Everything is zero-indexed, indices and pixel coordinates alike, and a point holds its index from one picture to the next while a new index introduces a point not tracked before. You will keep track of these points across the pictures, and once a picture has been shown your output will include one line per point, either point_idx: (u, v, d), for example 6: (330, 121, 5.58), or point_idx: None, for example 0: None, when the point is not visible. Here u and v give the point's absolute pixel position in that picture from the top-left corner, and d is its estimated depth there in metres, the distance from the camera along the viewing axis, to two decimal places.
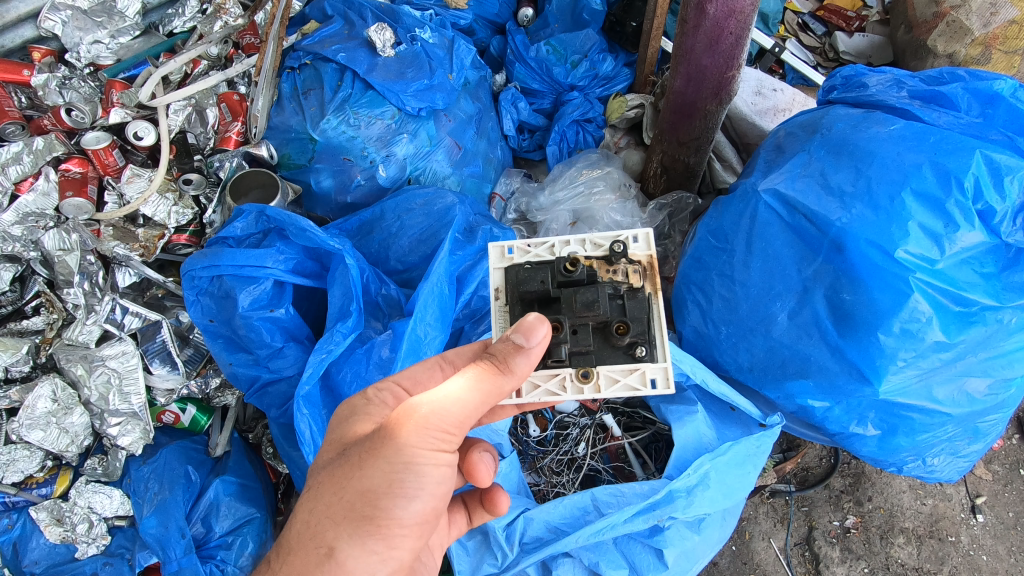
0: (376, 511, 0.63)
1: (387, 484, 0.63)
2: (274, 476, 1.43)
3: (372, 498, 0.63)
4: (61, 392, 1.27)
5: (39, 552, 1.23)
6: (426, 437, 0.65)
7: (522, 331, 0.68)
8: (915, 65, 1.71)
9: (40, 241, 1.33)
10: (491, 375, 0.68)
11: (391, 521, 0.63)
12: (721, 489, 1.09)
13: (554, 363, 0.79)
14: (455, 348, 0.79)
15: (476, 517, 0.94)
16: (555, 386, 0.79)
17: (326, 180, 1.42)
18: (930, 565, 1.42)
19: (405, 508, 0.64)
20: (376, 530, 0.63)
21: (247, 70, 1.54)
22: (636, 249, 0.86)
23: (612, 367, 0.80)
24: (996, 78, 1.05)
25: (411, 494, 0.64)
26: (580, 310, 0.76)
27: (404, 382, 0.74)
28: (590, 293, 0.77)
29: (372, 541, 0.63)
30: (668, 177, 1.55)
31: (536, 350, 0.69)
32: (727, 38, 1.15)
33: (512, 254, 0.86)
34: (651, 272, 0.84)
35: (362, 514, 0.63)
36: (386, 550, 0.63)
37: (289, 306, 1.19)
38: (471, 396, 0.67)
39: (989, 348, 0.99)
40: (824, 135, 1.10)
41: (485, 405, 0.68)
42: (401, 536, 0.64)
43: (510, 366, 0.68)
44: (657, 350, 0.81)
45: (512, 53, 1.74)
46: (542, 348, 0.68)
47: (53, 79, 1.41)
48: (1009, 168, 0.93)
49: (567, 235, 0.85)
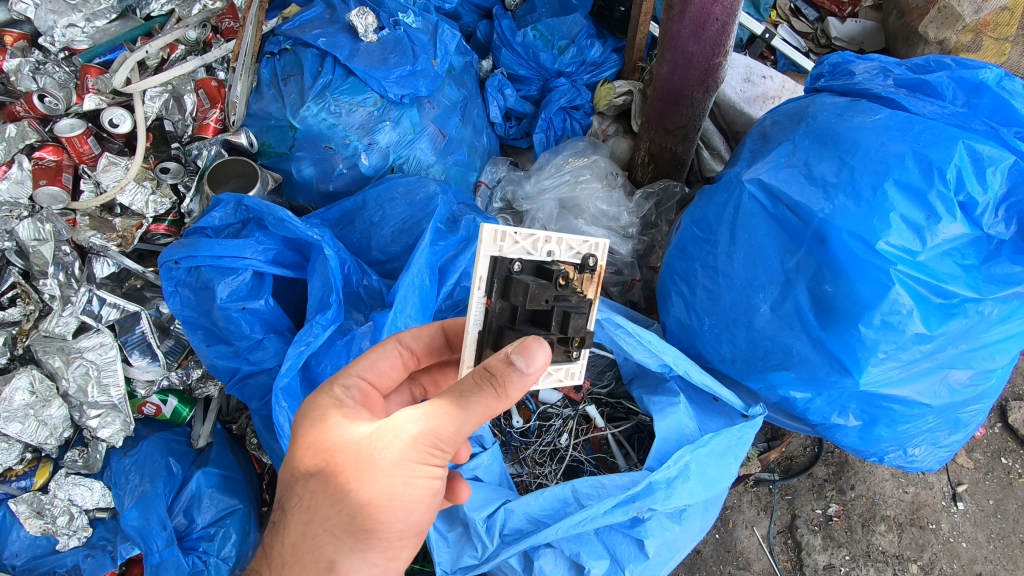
0: (374, 524, 0.62)
1: (386, 498, 0.62)
2: (259, 467, 1.41)
3: (372, 513, 0.62)
4: (38, 384, 1.25)
5: (19, 545, 1.22)
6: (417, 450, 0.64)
7: (522, 354, 0.64)
8: (905, 51, 1.68)
9: (14, 231, 1.28)
10: (486, 398, 0.64)
11: (388, 533, 0.63)
12: (701, 481, 1.09)
13: None
14: (411, 333, 0.87)
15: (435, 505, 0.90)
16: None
17: (308, 169, 1.40)
18: (911, 553, 1.43)
19: (404, 520, 0.64)
20: (376, 543, 0.63)
21: (225, 55, 1.51)
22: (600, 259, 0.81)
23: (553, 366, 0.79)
24: (982, 67, 1.04)
25: (410, 507, 0.64)
26: (569, 334, 0.74)
27: (368, 375, 0.80)
28: (582, 319, 0.74)
29: (372, 553, 0.63)
30: (656, 166, 1.53)
31: (531, 374, 0.65)
32: (713, 24, 1.14)
33: (502, 242, 0.76)
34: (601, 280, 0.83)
35: (362, 527, 0.62)
36: (385, 562, 0.64)
37: (269, 297, 1.17)
38: (467, 417, 0.64)
39: (970, 340, 0.99)
40: (809, 124, 1.08)
41: (479, 425, 0.65)
42: (400, 548, 0.65)
43: (505, 388, 0.64)
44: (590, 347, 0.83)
45: (498, 38, 1.71)
46: (540, 374, 0.65)
47: (26, 64, 1.36)
48: (991, 160, 0.92)
49: (553, 233, 0.77)
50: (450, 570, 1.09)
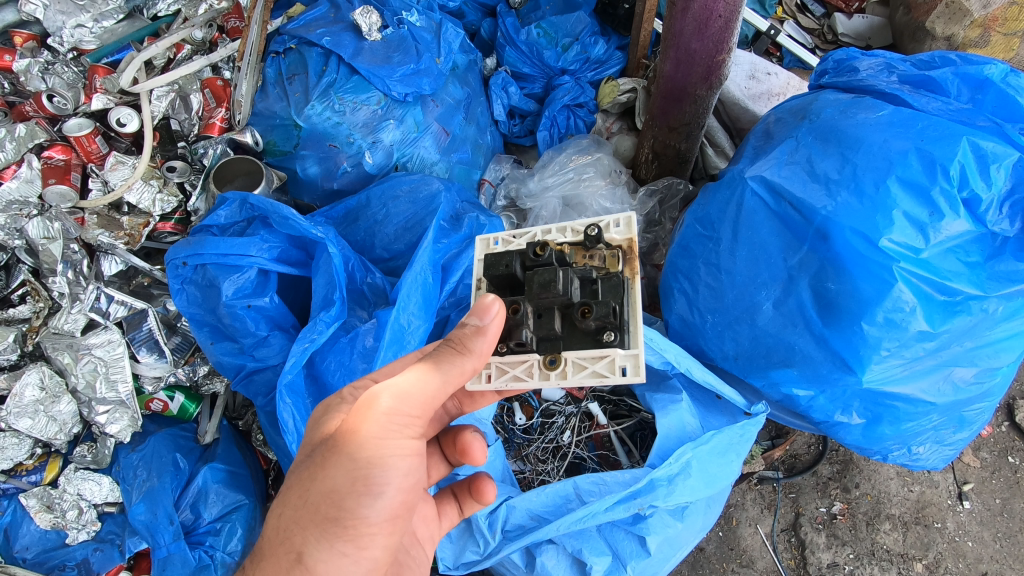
0: (340, 512, 0.64)
1: (350, 483, 0.64)
2: (265, 462, 1.42)
3: (336, 500, 0.64)
4: (48, 380, 1.27)
5: (30, 538, 1.24)
6: (391, 424, 0.66)
7: (477, 311, 0.69)
8: (913, 47, 1.67)
9: (24, 229, 1.32)
10: (449, 360, 0.69)
11: (357, 520, 0.64)
12: (702, 478, 1.09)
13: (518, 346, 0.76)
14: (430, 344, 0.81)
15: (466, 508, 0.94)
16: (523, 372, 0.76)
17: (312, 167, 1.40)
18: (915, 552, 1.42)
19: (372, 507, 0.65)
20: (343, 532, 0.64)
21: (231, 55, 1.51)
22: (615, 234, 0.81)
23: (580, 354, 0.75)
24: (987, 63, 1.03)
25: (377, 492, 0.65)
26: (538, 290, 0.74)
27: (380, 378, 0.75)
28: (548, 272, 0.74)
29: (340, 544, 0.64)
30: (659, 163, 1.52)
31: (492, 330, 0.70)
32: (716, 22, 1.14)
33: (496, 245, 0.85)
34: (631, 256, 0.80)
35: (327, 516, 0.63)
36: (356, 552, 0.65)
37: (274, 294, 1.18)
38: (432, 379, 0.68)
39: (974, 337, 0.98)
40: (812, 121, 1.08)
41: (448, 387, 0.69)
42: (370, 536, 0.65)
43: (469, 346, 0.70)
44: (628, 335, 0.76)
45: (502, 36, 1.72)
46: (497, 325, 0.69)
47: (36, 64, 1.39)
48: (995, 156, 0.92)
49: (548, 223, 0.83)
50: (452, 566, 1.11)
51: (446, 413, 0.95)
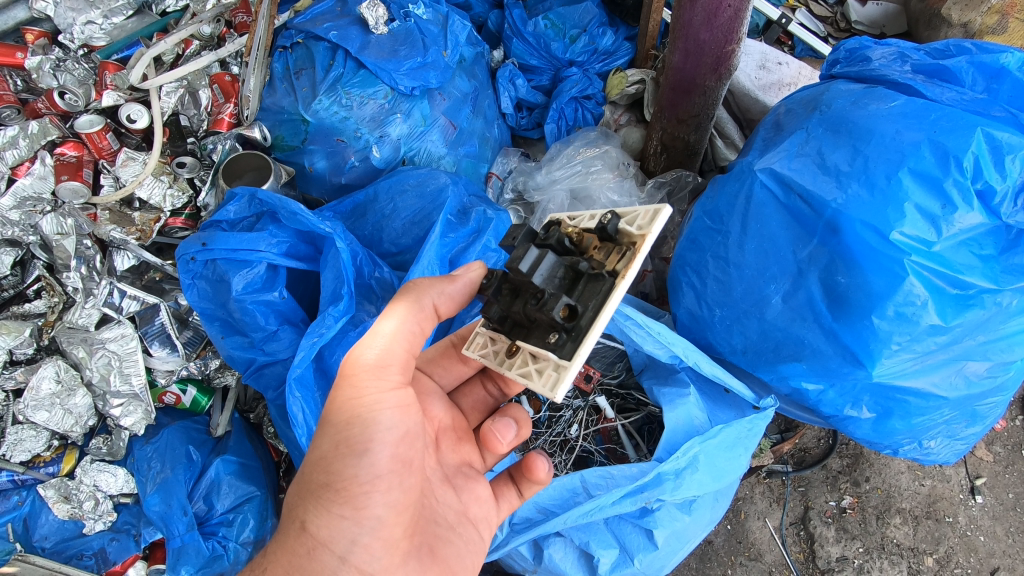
0: (331, 477, 0.70)
1: (336, 449, 0.71)
2: (276, 454, 1.45)
3: (325, 466, 0.71)
4: (64, 373, 1.30)
5: (48, 528, 1.26)
6: (371, 374, 0.74)
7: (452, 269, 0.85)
8: (928, 35, 1.64)
9: (38, 225, 1.35)
10: (414, 301, 0.79)
11: (351, 480, 0.70)
12: (710, 472, 1.09)
13: (493, 324, 0.79)
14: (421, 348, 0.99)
15: (526, 489, 0.93)
16: (497, 349, 0.79)
17: (320, 162, 1.41)
18: (926, 546, 1.41)
19: (359, 467, 0.70)
20: (337, 495, 0.69)
21: (239, 50, 1.53)
22: (630, 229, 0.73)
23: (530, 346, 0.74)
24: (1003, 51, 1.01)
25: (361, 452, 0.70)
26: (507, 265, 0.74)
27: None
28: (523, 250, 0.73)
29: (337, 507, 0.69)
30: (668, 155, 1.51)
31: (461, 279, 0.82)
32: (726, 11, 1.12)
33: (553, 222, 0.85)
34: (634, 260, 0.71)
35: (320, 485, 0.70)
36: (355, 514, 0.70)
37: (283, 289, 1.19)
38: (401, 324, 0.76)
39: (988, 331, 0.97)
40: (822, 112, 1.07)
41: (418, 325, 0.78)
42: (365, 497, 0.70)
43: (427, 287, 0.81)
44: (578, 345, 0.70)
45: (510, 28, 1.70)
46: (466, 276, 0.83)
47: (47, 61, 1.40)
48: (1011, 147, 0.90)
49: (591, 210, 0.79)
50: None
51: (490, 397, 1.01)
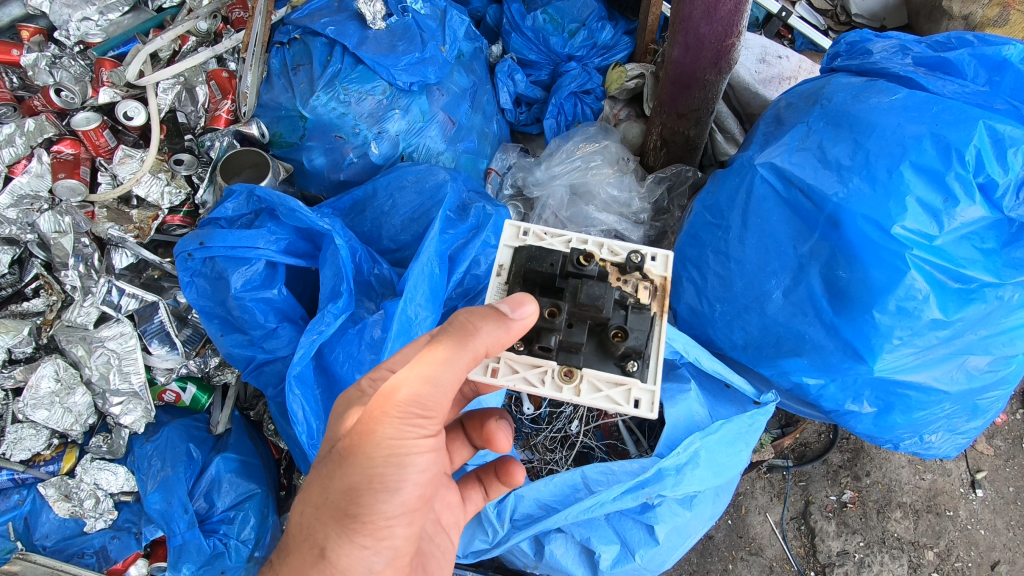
0: (358, 509, 0.67)
1: (367, 482, 0.67)
2: (277, 452, 1.45)
3: (355, 497, 0.67)
4: (63, 372, 1.29)
5: (49, 526, 1.27)
6: (406, 419, 0.68)
7: (512, 302, 0.68)
8: (928, 28, 1.63)
9: (35, 223, 1.35)
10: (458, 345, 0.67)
11: (374, 515, 0.67)
12: (710, 468, 1.09)
13: (541, 350, 0.73)
14: None
15: (491, 491, 0.95)
16: (535, 377, 0.72)
17: (319, 158, 1.40)
18: (927, 540, 1.41)
19: (389, 503, 0.68)
20: (362, 527, 0.67)
21: (235, 45, 1.51)
22: (653, 268, 0.78)
23: (599, 375, 0.73)
24: (1006, 43, 1.01)
25: (393, 488, 0.68)
26: (580, 301, 0.70)
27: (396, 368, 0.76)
28: (597, 286, 0.71)
29: (360, 537, 0.67)
30: (668, 150, 1.50)
31: (516, 326, 0.68)
32: (726, 4, 1.11)
33: (526, 237, 0.80)
34: (664, 295, 0.77)
35: (346, 513, 0.67)
36: (375, 543, 0.68)
37: (282, 287, 1.18)
38: (447, 370, 0.67)
39: (989, 325, 0.97)
40: (823, 106, 1.06)
41: (460, 371, 0.68)
42: (388, 528, 0.69)
43: (479, 329, 0.67)
44: (649, 370, 0.73)
45: (508, 23, 1.69)
46: (523, 323, 0.68)
47: (43, 58, 1.41)
48: (1013, 140, 0.90)
49: (587, 235, 0.79)
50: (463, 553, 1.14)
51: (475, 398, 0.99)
